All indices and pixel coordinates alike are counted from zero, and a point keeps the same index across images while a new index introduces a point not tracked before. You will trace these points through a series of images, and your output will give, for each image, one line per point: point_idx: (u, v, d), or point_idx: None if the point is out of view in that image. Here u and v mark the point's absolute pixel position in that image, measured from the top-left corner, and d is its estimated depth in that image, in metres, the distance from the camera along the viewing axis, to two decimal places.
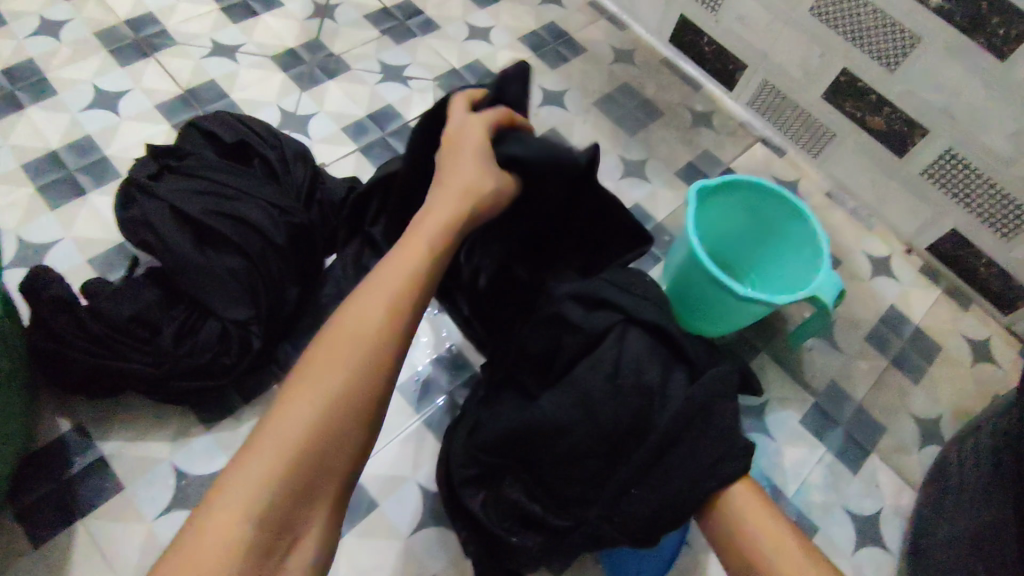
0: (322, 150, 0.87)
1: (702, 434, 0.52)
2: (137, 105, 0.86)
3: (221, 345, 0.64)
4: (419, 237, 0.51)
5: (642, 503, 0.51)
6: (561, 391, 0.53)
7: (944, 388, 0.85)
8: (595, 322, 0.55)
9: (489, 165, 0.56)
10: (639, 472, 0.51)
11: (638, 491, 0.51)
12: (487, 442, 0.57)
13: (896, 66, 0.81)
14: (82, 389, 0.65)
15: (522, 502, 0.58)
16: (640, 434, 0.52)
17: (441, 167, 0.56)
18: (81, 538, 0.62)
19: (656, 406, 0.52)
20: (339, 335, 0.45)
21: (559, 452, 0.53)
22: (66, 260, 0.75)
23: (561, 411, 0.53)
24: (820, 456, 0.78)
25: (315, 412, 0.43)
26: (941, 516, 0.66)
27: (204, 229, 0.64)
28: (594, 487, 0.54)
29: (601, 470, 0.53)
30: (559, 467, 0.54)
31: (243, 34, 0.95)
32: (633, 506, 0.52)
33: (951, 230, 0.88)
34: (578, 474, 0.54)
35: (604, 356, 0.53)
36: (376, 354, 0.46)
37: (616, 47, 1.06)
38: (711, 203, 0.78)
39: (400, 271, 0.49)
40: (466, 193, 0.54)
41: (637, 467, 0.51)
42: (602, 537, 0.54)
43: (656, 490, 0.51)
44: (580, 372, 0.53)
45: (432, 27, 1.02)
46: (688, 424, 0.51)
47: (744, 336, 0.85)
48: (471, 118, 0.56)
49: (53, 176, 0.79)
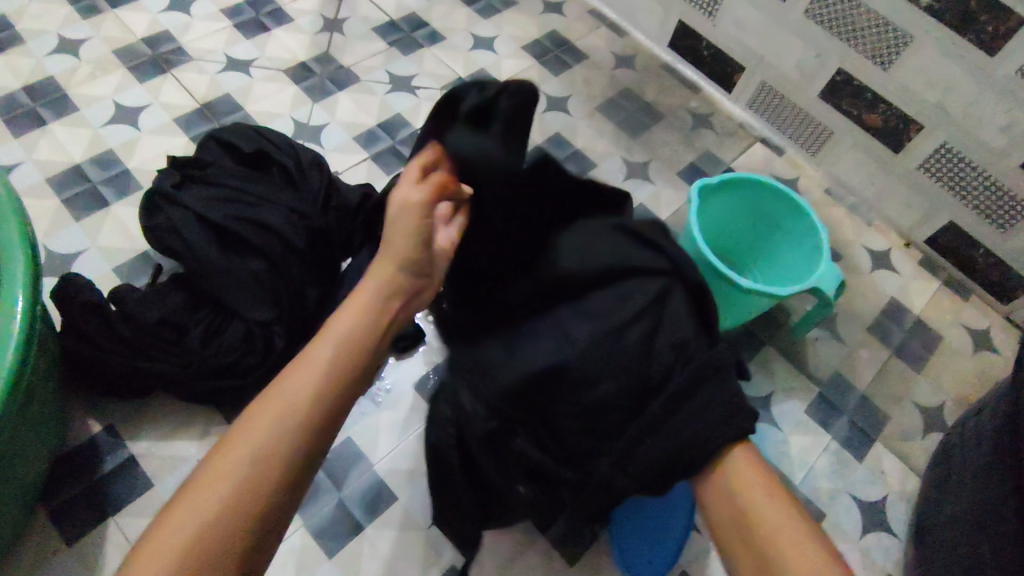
0: (335, 159, 0.90)
1: (723, 389, 0.48)
2: (156, 119, 0.90)
3: (246, 344, 0.67)
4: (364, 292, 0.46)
5: (658, 452, 0.47)
6: (592, 335, 0.50)
7: (945, 376, 0.87)
8: (630, 278, 0.53)
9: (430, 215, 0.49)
10: (662, 424, 0.47)
11: (655, 439, 0.47)
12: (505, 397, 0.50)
13: (890, 65, 0.83)
14: (113, 390, 0.68)
15: (529, 453, 0.51)
16: (665, 388, 0.48)
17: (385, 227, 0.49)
18: (113, 533, 0.65)
19: (688, 360, 0.49)
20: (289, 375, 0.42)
21: (581, 400, 0.49)
22: (92, 268, 0.78)
23: (595, 356, 0.49)
24: (826, 445, 0.80)
25: (255, 455, 0.39)
26: (946, 498, 0.68)
27: (227, 234, 0.67)
28: (606, 436, 0.49)
29: (620, 421, 0.49)
30: (577, 415, 0.49)
31: (256, 49, 0.98)
32: (647, 453, 0.47)
33: (949, 223, 0.91)
34: (594, 422, 0.49)
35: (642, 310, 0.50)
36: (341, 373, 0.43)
37: (616, 54, 1.09)
38: (713, 201, 0.80)
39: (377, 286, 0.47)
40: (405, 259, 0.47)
41: (660, 419, 0.47)
42: (613, 489, 0.49)
43: (675, 441, 0.47)
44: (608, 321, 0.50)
45: (438, 38, 1.05)
46: (709, 379, 0.48)
47: (749, 330, 0.87)
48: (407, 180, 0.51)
49: (77, 188, 0.83)
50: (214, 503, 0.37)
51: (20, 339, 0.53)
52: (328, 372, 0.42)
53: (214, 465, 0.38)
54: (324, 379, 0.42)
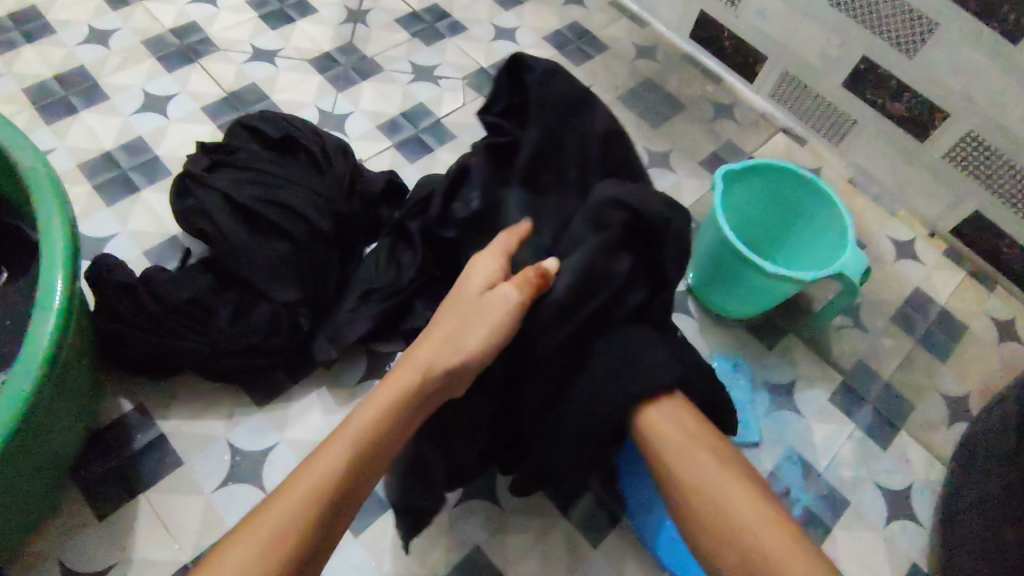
0: (360, 147, 0.91)
1: (645, 344, 0.52)
2: (185, 107, 0.91)
3: (273, 326, 0.68)
4: (408, 372, 0.49)
5: (588, 438, 0.53)
6: (556, 327, 0.51)
7: (970, 366, 0.86)
8: (602, 266, 0.50)
9: (485, 309, 0.50)
10: (596, 395, 0.52)
11: (589, 430, 0.53)
12: (480, 377, 0.55)
13: (915, 53, 0.83)
14: (143, 369, 0.69)
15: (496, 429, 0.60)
16: (603, 369, 0.52)
17: (440, 317, 0.52)
18: (143, 509, 0.66)
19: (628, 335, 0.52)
20: (323, 450, 0.47)
21: (535, 395, 0.54)
22: (123, 251, 0.79)
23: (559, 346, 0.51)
24: (849, 433, 0.79)
25: (268, 548, 0.43)
26: (972, 485, 0.68)
27: (256, 217, 0.68)
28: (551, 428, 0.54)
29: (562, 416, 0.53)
30: (534, 407, 0.55)
31: (281, 39, 1.00)
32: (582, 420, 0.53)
33: (974, 213, 0.90)
34: (544, 415, 0.55)
35: (604, 289, 0.51)
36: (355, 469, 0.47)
37: (637, 44, 1.09)
38: (737, 188, 0.81)
39: (402, 381, 0.49)
40: (446, 351, 0.49)
41: (598, 398, 0.52)
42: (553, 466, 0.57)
43: (607, 420, 0.52)
44: (571, 309, 0.50)
45: (460, 28, 1.06)
46: (647, 370, 0.52)
47: (772, 318, 0.86)
48: (475, 275, 0.52)
49: (109, 175, 0.84)
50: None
51: (60, 312, 0.55)
52: (338, 470, 0.46)
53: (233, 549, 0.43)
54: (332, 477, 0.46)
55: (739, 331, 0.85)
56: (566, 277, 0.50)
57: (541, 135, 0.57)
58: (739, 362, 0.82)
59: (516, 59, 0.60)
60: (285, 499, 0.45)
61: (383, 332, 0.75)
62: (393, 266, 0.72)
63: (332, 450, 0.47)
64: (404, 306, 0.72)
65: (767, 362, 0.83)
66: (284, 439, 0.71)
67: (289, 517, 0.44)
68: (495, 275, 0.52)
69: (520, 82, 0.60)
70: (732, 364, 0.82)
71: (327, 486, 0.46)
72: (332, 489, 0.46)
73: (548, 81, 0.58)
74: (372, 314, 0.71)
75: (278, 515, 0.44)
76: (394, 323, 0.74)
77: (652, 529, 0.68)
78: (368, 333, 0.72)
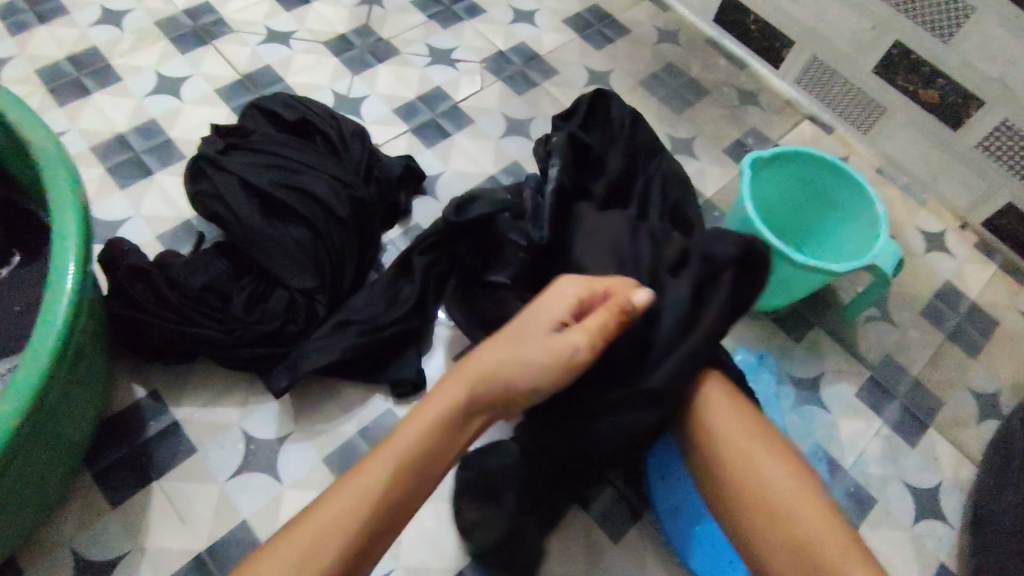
0: (376, 131, 0.89)
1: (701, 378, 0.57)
2: (199, 89, 0.89)
3: (288, 312, 0.67)
4: (488, 371, 0.49)
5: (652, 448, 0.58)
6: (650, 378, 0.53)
7: (1002, 362, 0.83)
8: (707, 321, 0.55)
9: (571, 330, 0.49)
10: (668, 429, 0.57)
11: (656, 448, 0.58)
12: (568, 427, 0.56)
13: (950, 37, 0.80)
14: (157, 355, 0.68)
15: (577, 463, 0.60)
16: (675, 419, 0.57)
17: (523, 329, 0.50)
18: (156, 496, 0.65)
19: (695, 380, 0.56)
20: (378, 452, 0.47)
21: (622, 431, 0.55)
22: (136, 235, 0.78)
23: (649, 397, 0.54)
24: (877, 430, 0.77)
25: (349, 522, 0.44)
26: (1006, 484, 0.66)
27: (271, 201, 0.67)
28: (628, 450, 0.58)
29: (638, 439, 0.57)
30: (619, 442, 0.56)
31: (296, 21, 0.98)
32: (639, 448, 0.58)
33: (1008, 204, 0.87)
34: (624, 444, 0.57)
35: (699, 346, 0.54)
36: (429, 461, 0.47)
37: (659, 28, 1.06)
38: (764, 174, 0.78)
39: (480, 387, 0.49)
40: (519, 373, 0.49)
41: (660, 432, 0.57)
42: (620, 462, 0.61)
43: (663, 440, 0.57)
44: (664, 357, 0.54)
45: (478, 11, 1.03)
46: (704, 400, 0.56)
47: (797, 310, 0.84)
48: (564, 293, 0.51)
49: (121, 157, 0.83)
50: (308, 541, 0.43)
51: (72, 295, 0.53)
52: (409, 459, 0.46)
53: (315, 510, 0.44)
54: (406, 464, 0.46)
55: (764, 324, 0.83)
56: (671, 330, 0.54)
57: (624, 150, 0.70)
58: (764, 355, 0.80)
59: (599, 92, 0.72)
60: (354, 484, 0.45)
61: (370, 369, 0.71)
62: (387, 299, 0.70)
63: (392, 449, 0.47)
64: (391, 340, 0.70)
65: (793, 355, 0.81)
66: (297, 429, 0.70)
67: (361, 495, 0.44)
68: (579, 307, 0.50)
69: (603, 113, 0.72)
70: (756, 356, 0.79)
71: (389, 480, 0.45)
72: (387, 488, 0.45)
73: (631, 119, 0.71)
74: (347, 346, 0.66)
75: (351, 497, 0.44)
76: (381, 362, 0.71)
77: (677, 533, 0.66)
78: (331, 367, 0.66)
